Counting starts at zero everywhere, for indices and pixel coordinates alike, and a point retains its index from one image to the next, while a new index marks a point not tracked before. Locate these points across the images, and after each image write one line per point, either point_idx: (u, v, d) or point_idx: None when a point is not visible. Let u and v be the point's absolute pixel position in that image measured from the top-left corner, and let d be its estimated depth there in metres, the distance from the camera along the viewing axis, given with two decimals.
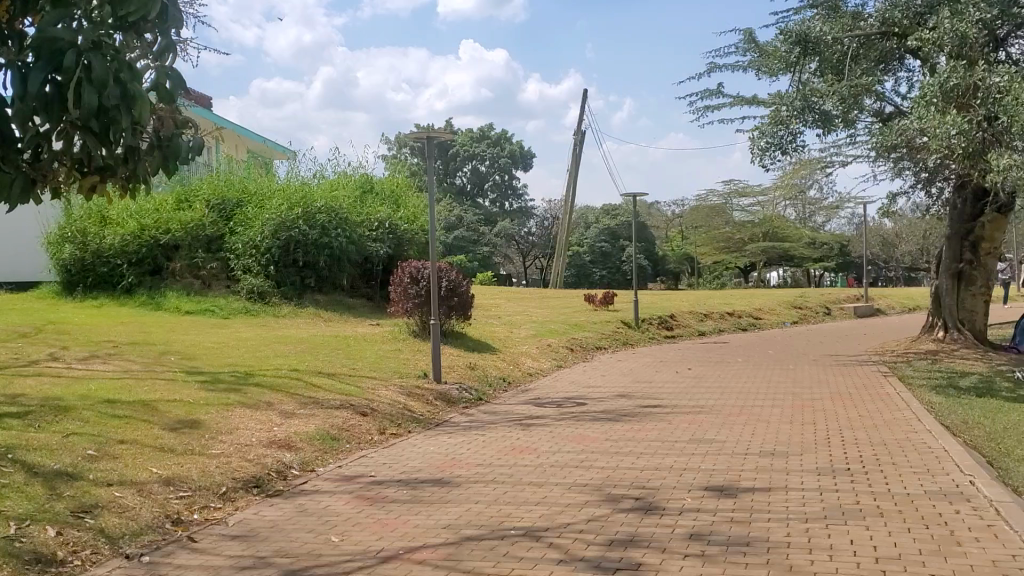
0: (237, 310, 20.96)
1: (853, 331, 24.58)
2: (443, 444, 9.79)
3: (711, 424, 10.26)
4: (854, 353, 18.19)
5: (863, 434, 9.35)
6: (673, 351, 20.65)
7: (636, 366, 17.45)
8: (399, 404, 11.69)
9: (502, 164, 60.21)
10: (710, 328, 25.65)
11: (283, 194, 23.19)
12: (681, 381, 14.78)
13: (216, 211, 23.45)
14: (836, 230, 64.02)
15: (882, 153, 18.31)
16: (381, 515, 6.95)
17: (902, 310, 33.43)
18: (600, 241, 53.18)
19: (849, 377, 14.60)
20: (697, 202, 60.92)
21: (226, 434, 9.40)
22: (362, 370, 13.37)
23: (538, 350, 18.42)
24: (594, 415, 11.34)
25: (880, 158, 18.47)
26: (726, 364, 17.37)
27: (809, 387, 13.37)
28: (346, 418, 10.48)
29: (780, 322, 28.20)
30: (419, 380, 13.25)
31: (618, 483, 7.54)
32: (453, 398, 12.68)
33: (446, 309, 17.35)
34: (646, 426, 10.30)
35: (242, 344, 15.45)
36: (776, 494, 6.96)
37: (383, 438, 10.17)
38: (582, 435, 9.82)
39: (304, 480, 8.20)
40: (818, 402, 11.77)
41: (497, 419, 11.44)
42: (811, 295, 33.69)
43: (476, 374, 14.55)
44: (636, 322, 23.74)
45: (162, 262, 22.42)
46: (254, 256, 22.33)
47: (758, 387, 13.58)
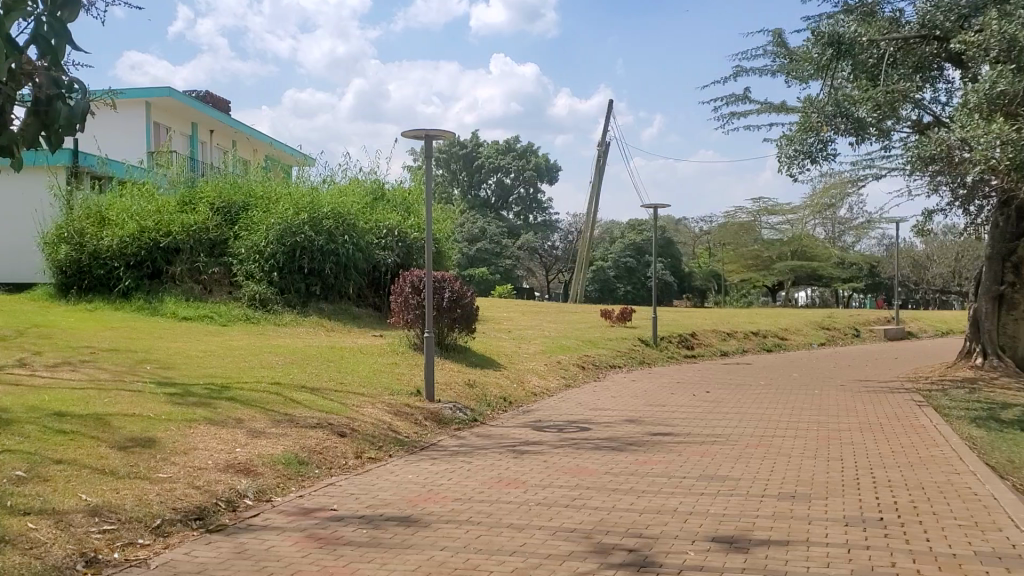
0: (237, 318, 20.03)
1: (884, 355, 23.30)
2: (423, 472, 8.77)
3: (724, 457, 9.17)
4: (884, 380, 16.99)
5: (897, 474, 8.21)
6: (692, 372, 19.49)
7: (650, 388, 16.33)
8: (383, 424, 10.69)
9: (528, 176, 59.29)
10: (732, 348, 24.46)
11: (290, 198, 22.33)
12: (697, 405, 13.68)
13: (221, 214, 22.61)
14: (867, 250, 62.47)
15: (918, 166, 17.13)
16: (329, 561, 5.95)
17: (935, 333, 32.01)
18: (625, 257, 52.02)
19: (880, 406, 13.40)
20: (724, 218, 59.62)
21: (181, 454, 8.44)
22: (350, 385, 12.38)
23: (546, 368, 17.36)
24: (596, 442, 10.27)
25: (917, 172, 17.30)
26: (747, 388, 16.21)
27: (836, 416, 12.22)
28: (320, 439, 9.49)
29: (807, 343, 26.96)
30: (410, 398, 12.25)
31: (610, 530, 6.48)
32: (445, 418, 11.66)
33: (449, 322, 16.34)
34: (652, 457, 9.24)
35: (229, 353, 14.52)
36: (795, 550, 5.87)
37: (358, 463, 9.17)
38: (578, 467, 8.76)
39: (255, 513, 7.21)
40: (845, 434, 10.64)
41: (489, 444, 10.39)
42: (840, 316, 32.38)
43: (475, 393, 13.52)
44: (655, 341, 22.62)
45: (161, 265, 21.57)
46: (257, 262, 21.44)
47: (780, 414, 12.45)
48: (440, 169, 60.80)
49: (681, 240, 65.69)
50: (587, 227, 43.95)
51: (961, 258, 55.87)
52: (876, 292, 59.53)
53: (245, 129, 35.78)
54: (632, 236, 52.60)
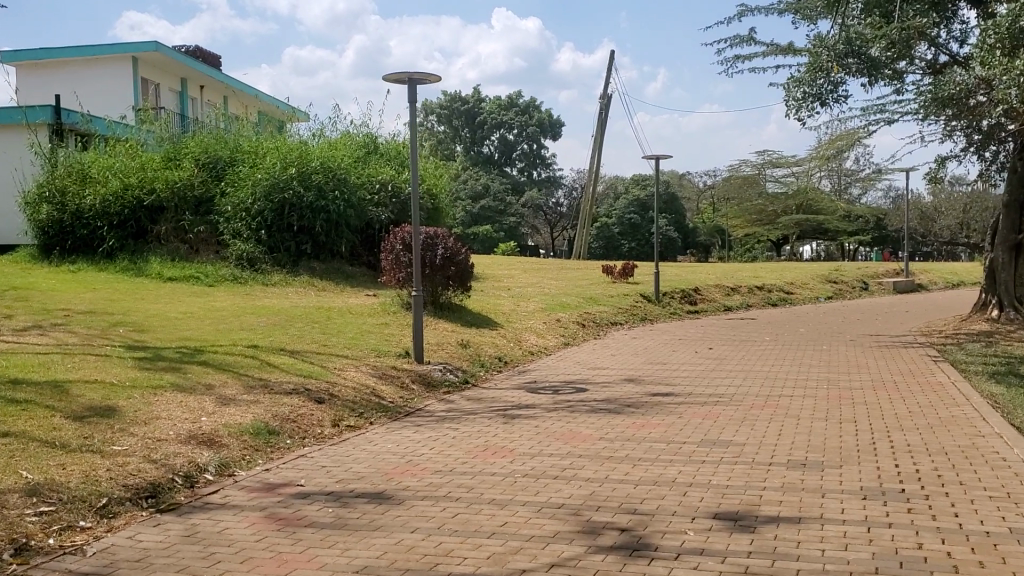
0: (224, 278, 19.42)
1: (895, 308, 22.56)
2: (403, 441, 8.13)
3: (729, 420, 8.51)
4: (895, 334, 16.30)
5: (916, 437, 7.56)
6: (695, 329, 18.80)
7: (651, 346, 15.66)
8: (365, 388, 10.04)
9: (530, 132, 58.15)
10: (737, 303, 23.77)
11: (278, 151, 21.58)
12: (700, 363, 13.02)
13: (206, 169, 21.91)
14: (874, 202, 61.46)
15: (931, 110, 16.27)
16: (286, 545, 5.32)
17: (946, 285, 31.23)
18: (629, 213, 51.17)
19: (893, 362, 12.72)
20: (729, 172, 58.62)
21: (141, 424, 7.79)
22: (333, 347, 11.72)
23: (544, 326, 16.69)
24: (592, 405, 9.60)
25: (931, 117, 16.46)
26: (753, 344, 15.55)
27: (847, 373, 11.55)
28: (296, 406, 8.87)
29: (814, 297, 26.23)
30: (397, 360, 11.58)
31: (602, 506, 5.83)
32: (433, 380, 11.00)
33: (442, 280, 15.61)
34: (651, 420, 8.57)
35: (210, 316, 13.85)
36: (807, 529, 5.21)
37: (335, 432, 8.53)
38: (571, 433, 8.11)
39: (214, 491, 6.58)
40: (858, 393, 9.97)
41: (478, 408, 9.73)
42: (847, 268, 31.61)
43: (468, 354, 12.85)
44: (657, 297, 21.91)
45: (146, 224, 21.00)
46: (245, 220, 20.80)
47: (787, 372, 11.78)
48: (441, 126, 59.72)
49: (686, 195, 64.69)
50: (589, 182, 43.04)
51: (969, 209, 54.91)
52: (882, 245, 58.62)
53: (236, 84, 34.82)
54: (636, 192, 51.68)
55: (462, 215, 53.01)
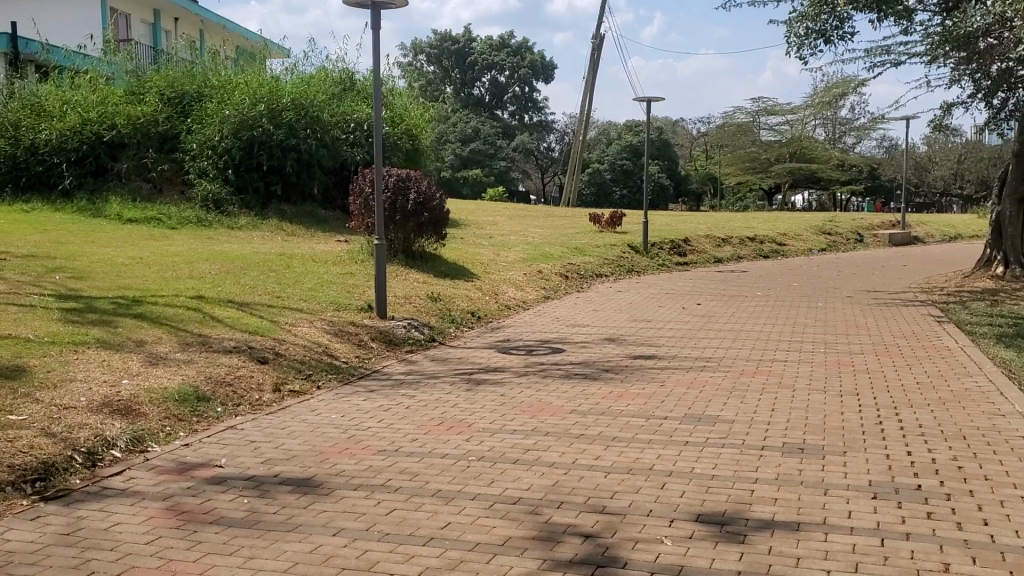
0: (188, 220, 18.38)
1: (893, 262, 21.61)
2: (350, 410, 7.20)
3: (717, 391, 7.61)
4: (894, 290, 15.39)
5: (926, 416, 6.69)
6: (683, 282, 17.87)
7: (636, 300, 14.72)
8: (317, 347, 9.10)
9: (522, 74, 56.51)
10: (729, 254, 22.81)
11: (247, 85, 20.36)
12: (687, 321, 12.09)
13: (172, 105, 20.77)
14: (868, 152, 60.24)
15: (942, 51, 15.19)
16: (181, 549, 4.41)
17: (943, 238, 30.28)
18: (621, 159, 49.92)
19: (893, 322, 11.82)
20: (723, 119, 57.27)
21: (49, 386, 6.82)
22: (289, 299, 10.75)
23: (524, 278, 15.71)
24: (567, 370, 8.67)
25: (939, 60, 15.37)
26: (744, 299, 14.62)
27: (845, 335, 10.64)
28: (234, 367, 7.95)
29: (808, 248, 25.28)
30: (358, 314, 10.61)
31: (565, 502, 4.91)
32: (395, 338, 10.05)
33: (414, 228, 14.63)
34: (630, 390, 7.65)
35: (160, 261, 12.82)
36: (808, 541, 4.32)
37: (275, 399, 7.61)
38: (540, 404, 7.19)
39: (117, 472, 5.63)
40: (859, 359, 9.06)
41: (441, 371, 8.79)
42: (842, 219, 30.63)
43: (438, 309, 11.90)
44: (645, 248, 20.92)
45: (106, 161, 19.78)
46: (211, 158, 19.71)
47: (781, 333, 10.86)
48: (431, 67, 58.06)
49: (678, 142, 63.38)
50: (580, 126, 41.72)
51: (964, 159, 53.82)
52: (874, 195, 57.50)
53: (212, 16, 33.27)
54: (628, 137, 50.42)
55: (451, 157, 51.68)
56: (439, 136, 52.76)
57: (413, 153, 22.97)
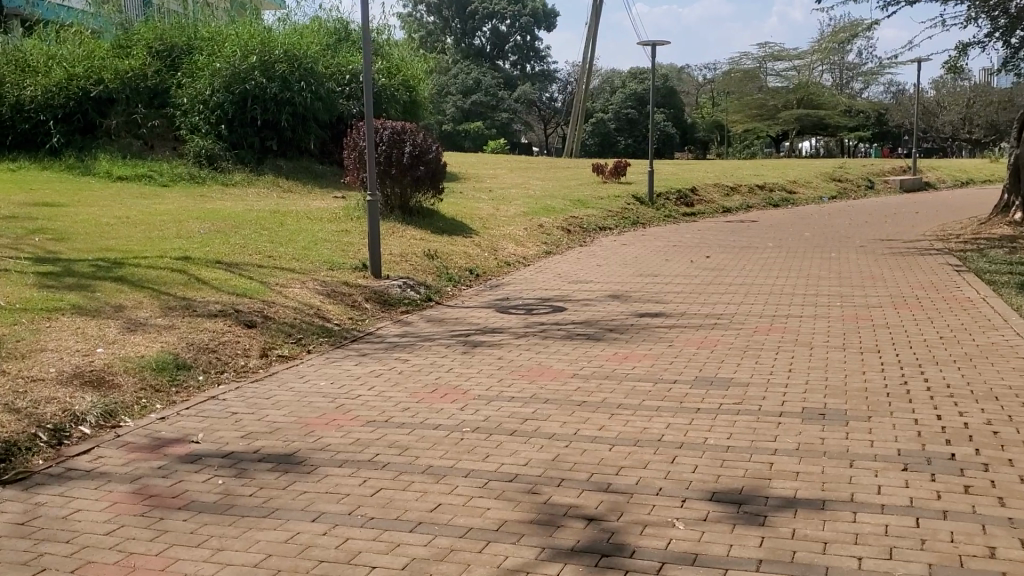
0: (181, 177, 17.87)
1: (905, 209, 21.02)
2: (339, 377, 6.78)
3: (729, 350, 7.16)
4: (909, 239, 14.87)
5: (953, 374, 6.24)
6: (691, 233, 17.34)
7: (642, 253, 14.24)
8: (308, 309, 8.66)
9: (524, 23, 55.38)
10: (736, 204, 22.25)
11: (238, 37, 19.75)
12: (695, 276, 11.62)
13: (161, 58, 20.16)
14: (876, 97, 59.18)
15: None
16: (144, 540, 4.00)
17: (955, 184, 29.64)
18: (626, 108, 49.04)
19: (911, 272, 11.33)
20: (729, 65, 56.20)
21: (18, 357, 6.40)
22: (279, 258, 10.30)
23: (525, 233, 15.22)
24: (570, 330, 8.22)
25: None
26: (754, 251, 14.14)
27: (861, 287, 10.16)
28: (219, 332, 7.53)
29: (817, 197, 24.68)
30: (352, 274, 10.15)
31: (566, 479, 4.49)
32: (390, 298, 9.60)
33: (410, 182, 14.10)
34: (636, 352, 7.21)
35: (148, 221, 12.36)
36: (834, 522, 3.89)
37: (261, 365, 7.20)
38: (540, 368, 6.75)
39: (84, 451, 5.22)
40: (877, 313, 8.59)
41: (437, 333, 8.35)
42: (850, 166, 29.95)
43: (435, 266, 11.43)
44: (650, 199, 20.36)
45: (94, 117, 19.14)
46: (203, 113, 19.16)
47: (793, 286, 10.38)
48: (431, 18, 57.03)
49: (683, 89, 62.32)
50: (582, 75, 40.84)
51: (973, 103, 52.83)
52: (883, 141, 56.63)
53: None
54: (633, 86, 49.49)
55: (453, 110, 50.84)
56: (440, 88, 51.87)
57: (411, 105, 22.34)
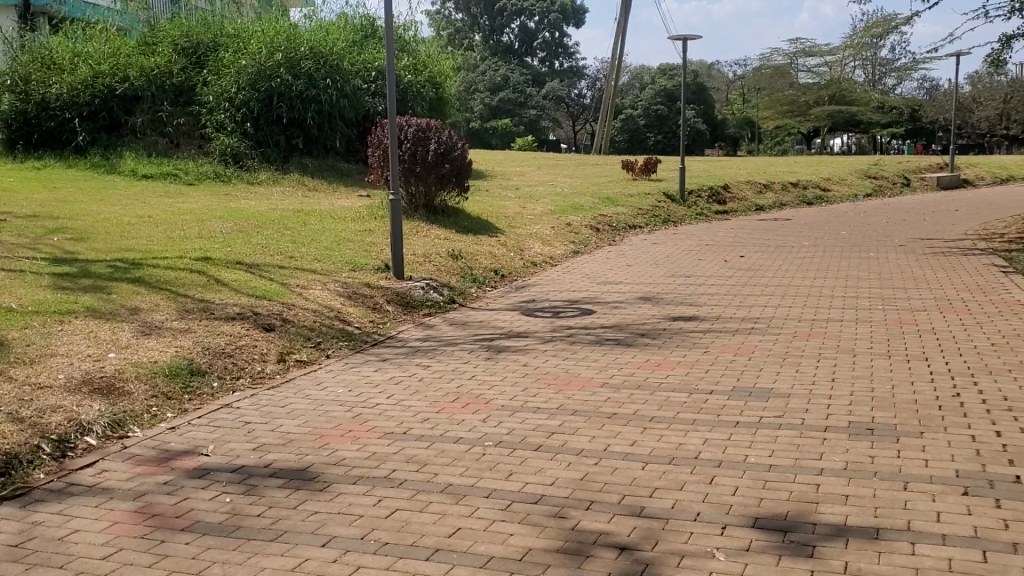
0: (206, 175, 17.72)
1: (945, 207, 20.44)
2: (358, 384, 6.49)
3: (767, 358, 6.79)
4: (950, 238, 14.38)
5: (1009, 385, 5.84)
6: (723, 232, 16.93)
7: (673, 253, 13.86)
8: (328, 311, 8.38)
9: (553, 20, 55.00)
10: (769, 201, 21.77)
11: (264, 33, 19.57)
12: (729, 276, 11.23)
13: (187, 55, 20.02)
14: (910, 93, 58.20)
15: None
16: (142, 566, 3.72)
17: (994, 181, 28.92)
18: (655, 104, 48.52)
19: (955, 273, 10.87)
20: (760, 61, 55.49)
21: (27, 362, 6.17)
22: (300, 259, 10.04)
23: (553, 232, 14.90)
24: (599, 335, 7.89)
25: None
26: (789, 250, 13.72)
27: (903, 289, 9.74)
28: (236, 336, 7.28)
29: (852, 194, 24.13)
30: (374, 275, 9.87)
31: (596, 502, 4.16)
32: (412, 301, 9.32)
33: (435, 180, 13.83)
34: (669, 359, 6.87)
35: (169, 220, 12.17)
36: (891, 555, 3.54)
37: (278, 370, 6.93)
38: (568, 376, 6.42)
39: (88, 465, 4.98)
40: (921, 317, 8.18)
41: (461, 337, 8.05)
42: (886, 162, 29.34)
43: (459, 267, 11.14)
44: (681, 197, 19.95)
45: (119, 115, 19.01)
46: (228, 111, 19.00)
47: (832, 288, 9.97)
48: (459, 15, 56.77)
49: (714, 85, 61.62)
50: (611, 71, 40.40)
51: (1010, 98, 51.76)
52: (917, 137, 55.67)
53: None
54: (662, 82, 48.96)
55: (481, 107, 50.54)
56: (468, 84, 51.60)
57: (438, 102, 22.06)
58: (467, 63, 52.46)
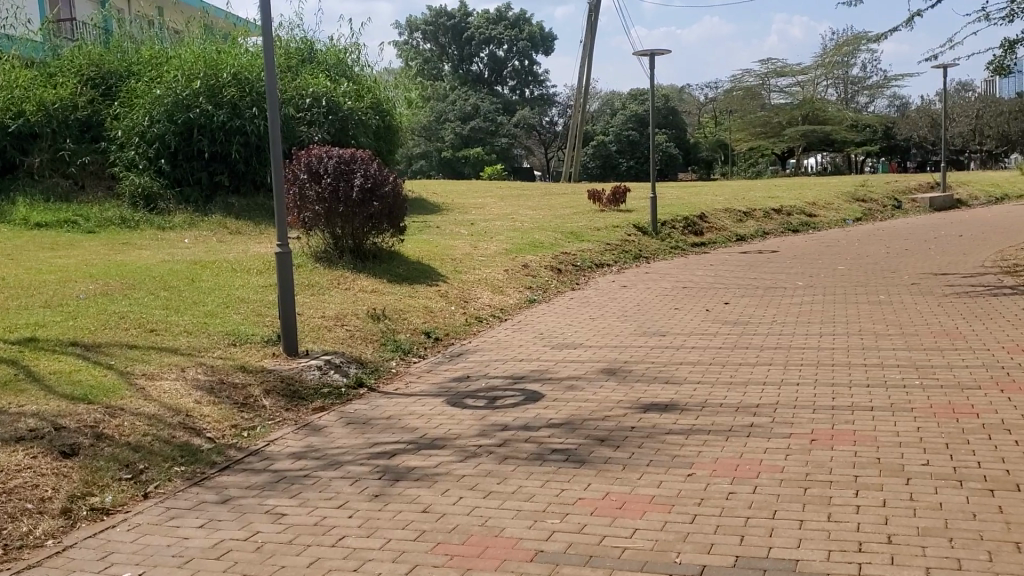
0: (110, 221, 15.47)
1: (946, 232, 18.42)
2: (164, 561, 4.21)
3: (782, 488, 4.57)
4: (966, 272, 12.31)
5: None
6: (703, 269, 14.82)
7: (646, 300, 11.73)
8: (172, 417, 6.08)
9: (522, 48, 52.92)
10: (751, 230, 19.76)
11: (182, 58, 17.44)
12: (716, 334, 9.07)
13: (94, 87, 17.92)
14: (884, 111, 56.86)
15: None
16: None
17: (989, 200, 27.08)
18: (627, 129, 46.69)
19: (993, 320, 8.79)
20: (731, 83, 54.01)
21: None
22: (166, 334, 7.81)
23: (506, 277, 12.72)
24: (542, 440, 5.65)
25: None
26: (783, 293, 11.61)
27: (940, 350, 7.58)
28: (10, 473, 4.96)
29: (840, 219, 22.17)
30: (258, 352, 7.57)
31: None
32: (302, 388, 6.96)
33: (362, 221, 11.53)
34: (639, 493, 4.62)
35: (26, 282, 9.88)
36: None
37: (58, 530, 4.64)
38: (483, 539, 4.15)
39: None
40: (979, 400, 5.99)
41: (353, 448, 5.79)
42: (874, 183, 27.46)
43: (380, 330, 8.88)
44: (654, 229, 17.85)
45: (12, 155, 16.77)
46: (140, 147, 16.84)
47: (847, 351, 7.82)
48: (428, 44, 55.01)
49: (686, 109, 60.10)
50: (578, 97, 38.47)
51: (984, 113, 50.26)
52: (892, 155, 54.24)
53: None
54: (633, 107, 47.16)
55: (452, 137, 48.48)
56: (437, 115, 49.58)
57: (384, 130, 19.86)
58: (436, 92, 50.50)
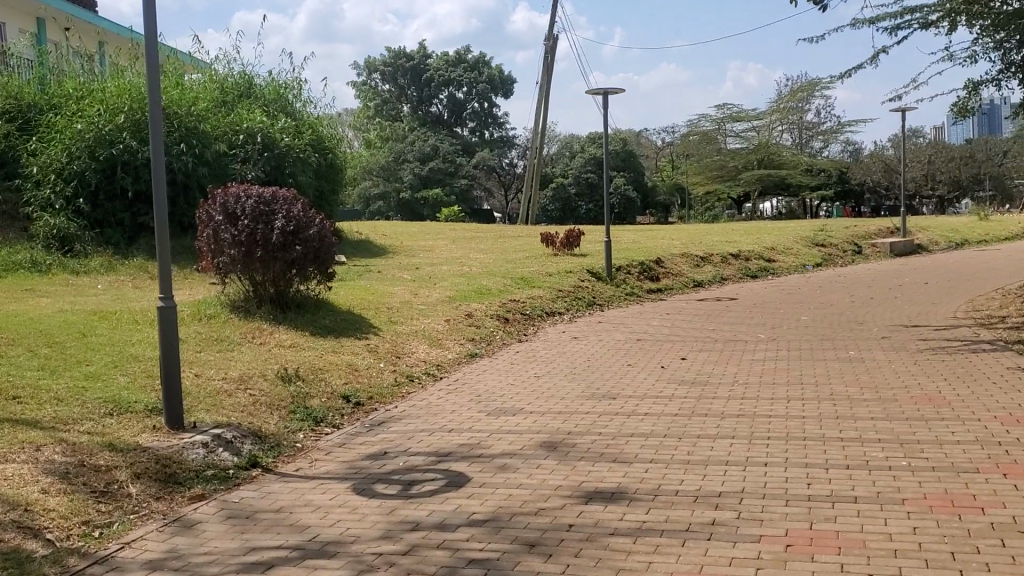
0: (18, 264, 14.17)
1: (910, 279, 17.73)
2: None
3: None
4: (939, 325, 11.51)
5: None
6: (659, 318, 13.91)
7: (597, 354, 10.75)
8: (6, 513, 4.89)
9: (481, 90, 52.09)
10: (710, 276, 18.97)
11: (108, 91, 16.27)
12: (672, 397, 8.09)
13: (11, 121, 16.66)
14: (840, 155, 57.10)
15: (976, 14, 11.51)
16: None
17: (948, 245, 26.66)
18: (586, 171, 46.09)
19: (977, 383, 7.91)
20: (688, 127, 53.82)
21: None
22: (30, 402, 6.62)
23: (445, 327, 11.69)
24: (456, 545, 4.58)
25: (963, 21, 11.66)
26: (745, 347, 10.69)
27: (925, 421, 6.65)
28: None
29: (799, 265, 21.49)
30: (135, 426, 6.43)
31: None
32: (180, 472, 5.84)
33: (283, 267, 10.49)
34: None
35: None
36: None
37: None
38: None
39: None
40: (982, 489, 5.04)
41: (224, 555, 4.67)
42: (833, 228, 26.92)
43: (291, 394, 7.77)
44: (608, 275, 16.93)
45: None
46: (57, 185, 15.62)
47: (819, 421, 6.86)
48: (386, 85, 54.27)
49: (644, 152, 59.88)
50: (535, 139, 37.74)
51: (936, 159, 50.53)
52: (847, 200, 54.32)
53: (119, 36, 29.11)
54: (592, 150, 46.65)
55: (410, 178, 47.37)
56: (395, 156, 48.64)
57: (325, 169, 18.83)
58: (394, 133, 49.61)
